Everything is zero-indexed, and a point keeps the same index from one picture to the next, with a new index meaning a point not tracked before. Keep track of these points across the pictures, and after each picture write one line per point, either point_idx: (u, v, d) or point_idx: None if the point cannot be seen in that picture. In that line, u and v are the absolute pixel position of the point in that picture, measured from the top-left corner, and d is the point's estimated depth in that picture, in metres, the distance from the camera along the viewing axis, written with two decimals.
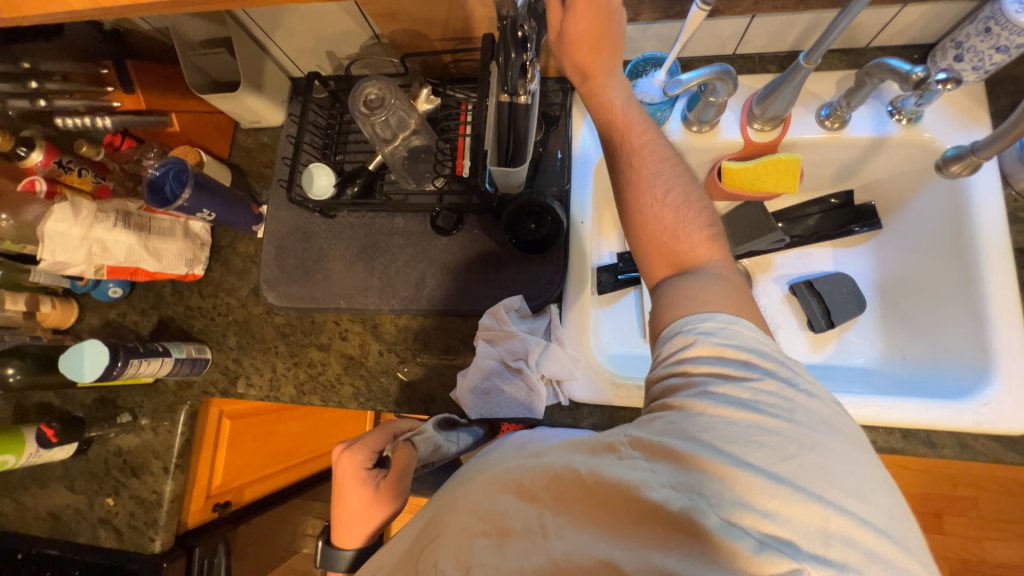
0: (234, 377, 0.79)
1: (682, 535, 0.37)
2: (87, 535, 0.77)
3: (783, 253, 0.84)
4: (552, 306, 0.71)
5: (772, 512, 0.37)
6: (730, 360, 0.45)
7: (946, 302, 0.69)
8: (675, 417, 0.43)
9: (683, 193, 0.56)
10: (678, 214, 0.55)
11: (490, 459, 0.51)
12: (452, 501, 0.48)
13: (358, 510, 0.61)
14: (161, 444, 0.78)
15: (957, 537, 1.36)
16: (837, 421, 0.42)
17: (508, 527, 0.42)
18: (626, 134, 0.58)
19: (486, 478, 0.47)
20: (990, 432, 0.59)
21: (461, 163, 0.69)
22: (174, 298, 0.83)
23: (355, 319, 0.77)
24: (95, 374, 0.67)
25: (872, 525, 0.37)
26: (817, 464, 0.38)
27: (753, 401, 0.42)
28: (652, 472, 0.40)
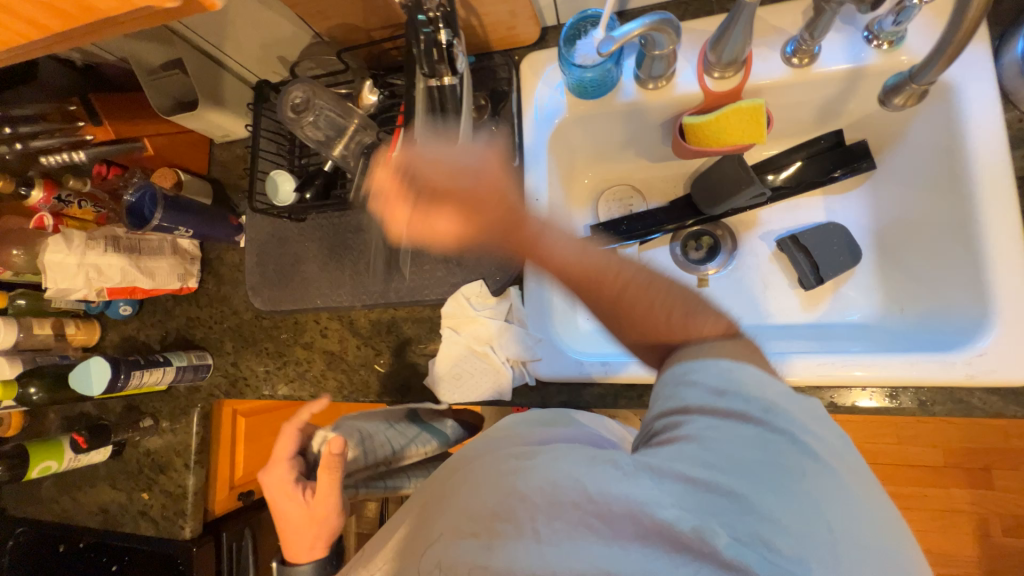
0: (234, 379, 0.85)
1: (687, 553, 0.39)
2: (130, 526, 0.87)
3: (769, 207, 0.79)
4: (512, 289, 0.70)
5: (782, 535, 0.38)
6: (732, 399, 0.45)
7: (952, 260, 0.61)
8: (681, 447, 0.44)
9: (647, 295, 0.51)
10: (655, 315, 0.51)
11: (483, 454, 0.54)
12: (443, 499, 0.50)
13: (303, 525, 0.63)
14: (181, 443, 0.86)
15: (1009, 492, 1.26)
16: (839, 448, 0.44)
17: (498, 528, 0.43)
18: (594, 278, 0.51)
19: (484, 478, 0.49)
20: (985, 384, 0.53)
21: (390, 154, 0.69)
22: (176, 310, 0.90)
23: (333, 317, 0.81)
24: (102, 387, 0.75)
25: (872, 547, 0.39)
26: (821, 489, 0.41)
27: (756, 433, 0.43)
28: (661, 492, 0.41)
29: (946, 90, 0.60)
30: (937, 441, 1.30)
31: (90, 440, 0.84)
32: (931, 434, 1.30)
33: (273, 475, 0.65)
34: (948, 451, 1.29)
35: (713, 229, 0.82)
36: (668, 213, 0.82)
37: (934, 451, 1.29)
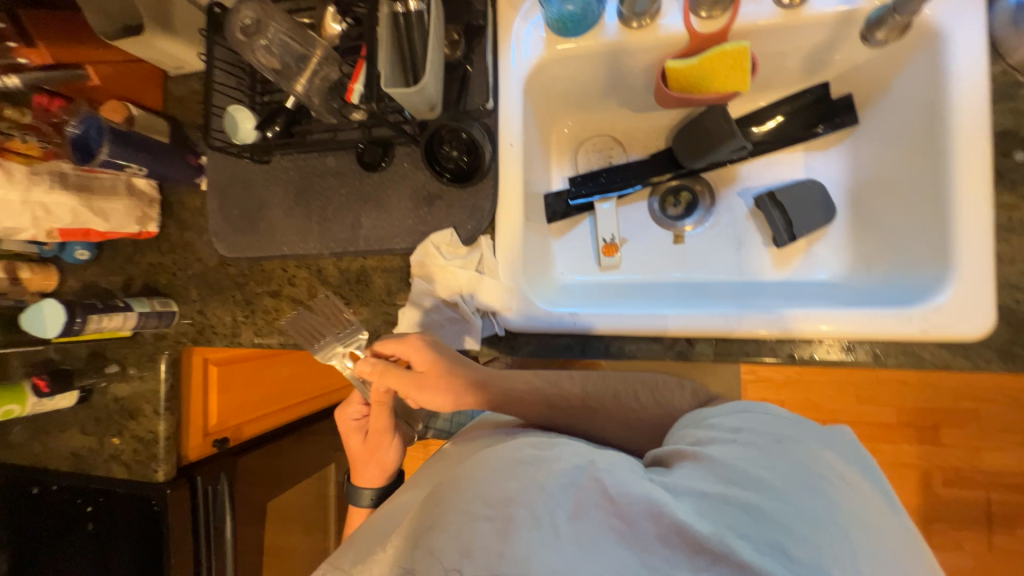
0: (200, 326, 0.83)
1: (706, 556, 0.42)
2: (103, 469, 0.88)
3: (749, 163, 0.78)
4: (483, 237, 0.68)
5: (794, 540, 0.43)
6: (744, 433, 0.53)
7: (920, 225, 0.61)
8: (696, 468, 0.50)
9: (613, 395, 0.68)
10: (624, 411, 0.66)
11: (486, 451, 0.57)
12: (451, 485, 0.53)
13: (369, 458, 0.84)
14: (150, 390, 0.86)
15: (954, 449, 1.34)
16: (841, 479, 0.49)
17: (515, 516, 0.45)
18: (571, 404, 0.67)
19: (494, 470, 0.51)
20: (939, 338, 0.54)
21: (353, 89, 0.63)
22: (137, 257, 0.86)
23: (301, 265, 0.78)
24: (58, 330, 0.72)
25: (876, 567, 0.43)
26: (828, 508, 0.46)
27: (767, 457, 0.50)
28: (681, 504, 0.45)
29: (932, 36, 0.58)
30: (893, 401, 1.37)
31: (52, 384, 0.82)
32: (888, 395, 1.37)
33: (344, 416, 0.86)
34: (902, 410, 1.36)
35: (692, 184, 0.81)
36: (645, 166, 0.81)
37: (889, 409, 1.37)
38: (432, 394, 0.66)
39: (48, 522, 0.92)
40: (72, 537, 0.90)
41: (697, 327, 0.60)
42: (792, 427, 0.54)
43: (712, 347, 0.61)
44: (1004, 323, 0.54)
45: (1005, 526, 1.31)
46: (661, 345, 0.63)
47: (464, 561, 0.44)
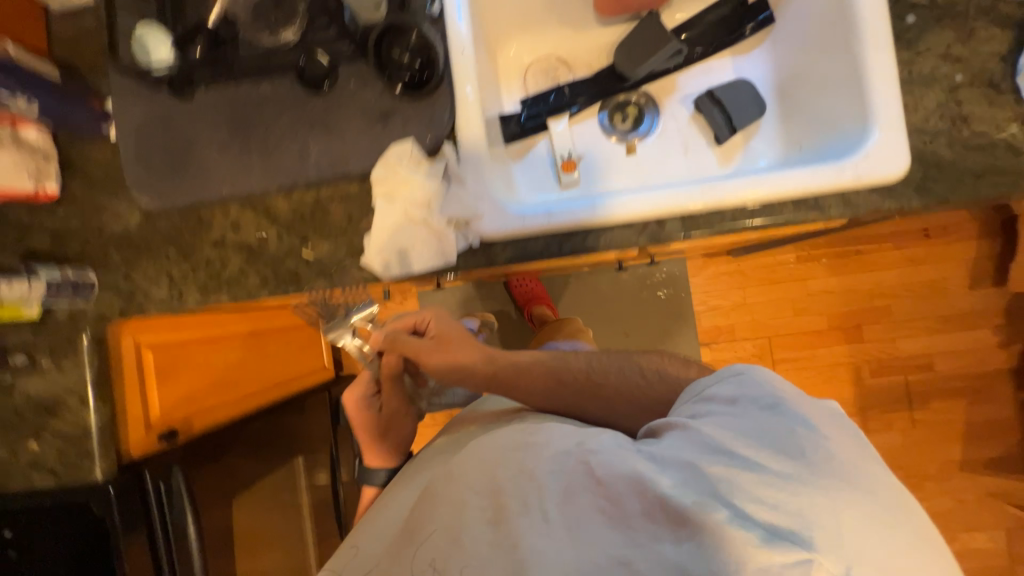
0: (130, 293, 0.73)
1: (686, 527, 0.44)
2: (20, 481, 0.74)
3: (686, 72, 0.83)
4: (445, 146, 0.66)
5: (773, 502, 0.43)
6: (738, 401, 0.53)
7: (839, 100, 0.68)
8: (684, 437, 0.51)
9: (615, 371, 0.70)
10: (627, 387, 0.68)
11: (484, 438, 0.64)
12: (447, 481, 0.60)
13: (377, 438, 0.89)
14: (71, 379, 0.74)
15: (875, 342, 1.53)
16: (838, 447, 0.47)
17: (503, 503, 0.53)
18: (574, 380, 0.71)
19: (484, 464, 0.58)
20: (869, 183, 0.61)
21: None
22: (35, 225, 0.73)
23: (245, 207, 0.71)
24: None
25: (872, 532, 0.41)
26: (817, 475, 0.44)
27: (755, 425, 0.49)
28: (662, 476, 0.48)
29: None
30: (821, 309, 1.54)
31: None
32: (816, 304, 1.54)
33: (351, 398, 0.90)
34: (829, 315, 1.54)
35: (633, 97, 0.85)
36: (591, 83, 0.83)
37: (818, 316, 1.54)
38: (441, 358, 0.79)
39: None
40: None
41: (665, 207, 0.63)
42: (793, 394, 0.52)
43: (681, 226, 0.64)
44: (919, 163, 0.61)
45: (922, 401, 1.51)
46: (633, 231, 0.65)
47: (460, 547, 0.53)
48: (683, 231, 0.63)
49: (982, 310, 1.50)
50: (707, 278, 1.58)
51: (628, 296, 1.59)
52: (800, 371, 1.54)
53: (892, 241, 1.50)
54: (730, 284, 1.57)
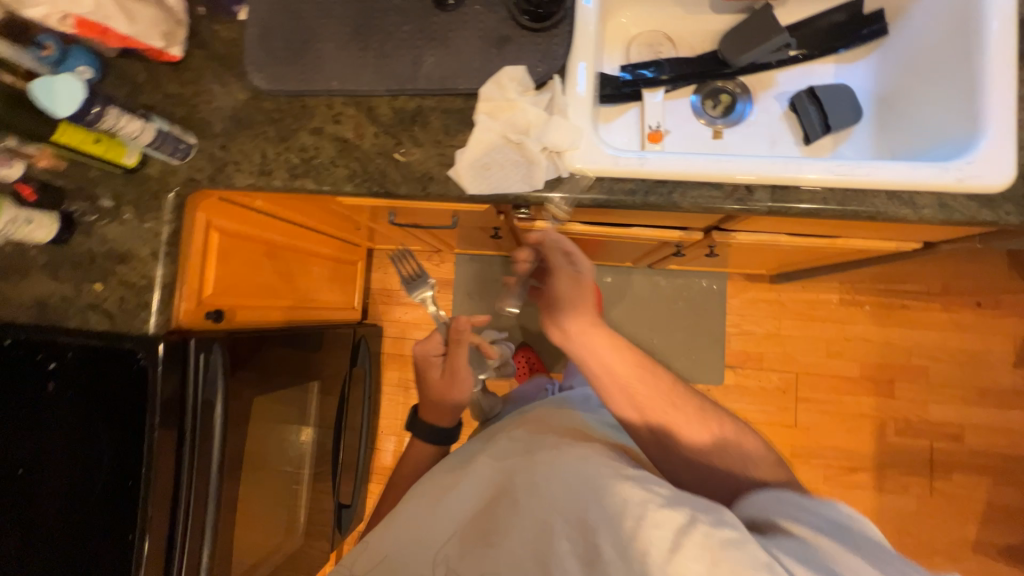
0: (221, 163, 0.76)
1: None
2: (77, 319, 0.77)
3: (786, 70, 0.85)
4: (556, 77, 0.69)
5: None
6: (853, 529, 0.51)
7: (944, 114, 0.69)
8: (803, 550, 0.49)
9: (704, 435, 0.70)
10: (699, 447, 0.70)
11: (578, 460, 0.63)
12: (536, 495, 0.62)
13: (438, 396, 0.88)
14: (148, 232, 0.77)
15: (905, 402, 1.49)
16: None
17: (600, 546, 0.55)
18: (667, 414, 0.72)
19: (584, 498, 0.59)
20: (970, 188, 0.61)
21: None
22: (151, 86, 0.77)
23: (349, 103, 0.74)
24: (68, 112, 0.61)
25: None
26: None
27: (880, 562, 0.47)
28: None
29: None
30: (855, 356, 1.51)
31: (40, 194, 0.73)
32: (850, 351, 1.52)
33: (422, 350, 0.91)
34: (863, 365, 1.51)
35: (727, 86, 0.86)
36: (694, 64, 0.85)
37: (851, 363, 1.51)
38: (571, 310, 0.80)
39: None
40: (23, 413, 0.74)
41: (759, 173, 0.64)
42: None
43: (769, 196, 0.65)
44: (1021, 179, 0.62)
45: (945, 471, 1.46)
46: (721, 193, 0.66)
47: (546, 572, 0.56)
48: (772, 200, 0.64)
49: (1020, 391, 1.46)
50: (743, 301, 1.56)
51: (660, 303, 1.58)
52: (821, 414, 1.51)
53: (940, 302, 1.50)
54: (766, 313, 1.55)
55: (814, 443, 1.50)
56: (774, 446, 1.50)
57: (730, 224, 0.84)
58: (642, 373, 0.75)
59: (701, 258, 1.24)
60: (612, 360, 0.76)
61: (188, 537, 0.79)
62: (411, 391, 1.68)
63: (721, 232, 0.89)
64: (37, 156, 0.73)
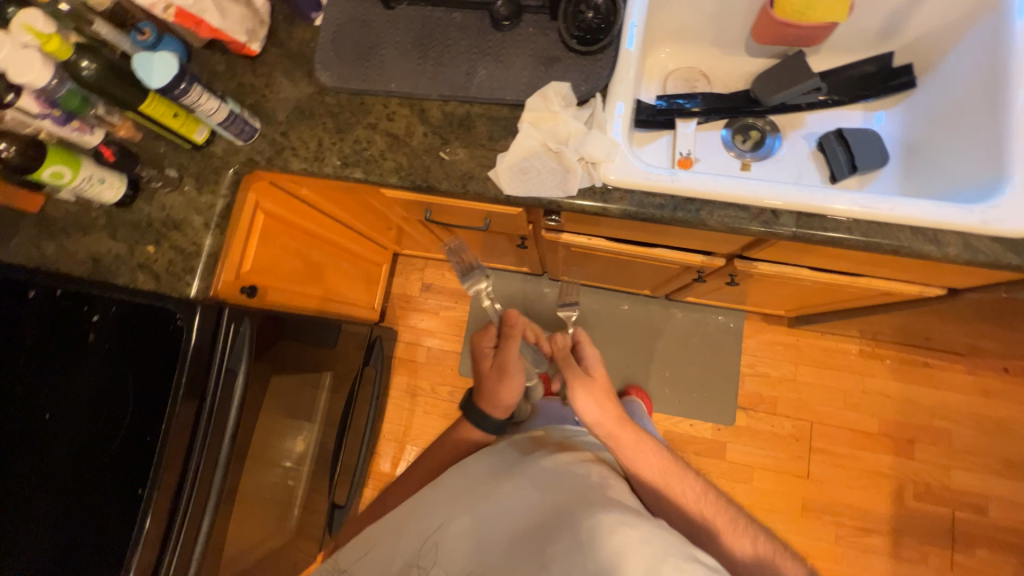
0: (279, 147, 0.82)
1: None
2: (126, 277, 0.83)
3: (816, 112, 0.89)
4: (598, 96, 0.74)
5: None
6: None
7: (971, 164, 0.71)
8: None
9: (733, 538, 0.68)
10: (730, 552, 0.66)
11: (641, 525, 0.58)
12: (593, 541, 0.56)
13: (487, 388, 0.88)
14: (204, 203, 0.84)
15: (926, 465, 1.43)
16: None
17: None
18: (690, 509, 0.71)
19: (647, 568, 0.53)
20: (994, 231, 0.62)
21: None
22: (228, 75, 0.85)
23: (404, 104, 0.80)
24: (160, 84, 0.68)
25: None
26: None
27: None
28: None
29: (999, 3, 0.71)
30: (874, 410, 1.47)
31: (117, 156, 0.79)
32: (869, 404, 1.48)
33: (478, 342, 0.91)
34: (881, 421, 1.46)
35: (759, 123, 0.90)
36: (727, 100, 0.90)
37: (869, 417, 1.47)
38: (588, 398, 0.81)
39: (24, 331, 0.80)
40: (63, 358, 0.79)
41: (785, 199, 0.67)
42: None
43: (794, 222, 0.68)
44: None
45: (967, 545, 1.38)
46: (747, 215, 0.69)
47: None
48: (796, 226, 0.67)
49: None
50: (760, 342, 1.55)
51: (675, 335, 1.58)
52: (835, 468, 1.45)
53: (964, 364, 1.46)
54: (783, 356, 1.53)
55: (826, 497, 1.44)
56: (783, 496, 1.45)
57: (751, 252, 0.87)
58: (663, 462, 0.75)
59: (720, 291, 1.26)
60: (632, 445, 0.75)
61: (191, 503, 0.79)
62: (417, 398, 1.68)
63: (743, 260, 0.92)
64: (116, 126, 0.81)
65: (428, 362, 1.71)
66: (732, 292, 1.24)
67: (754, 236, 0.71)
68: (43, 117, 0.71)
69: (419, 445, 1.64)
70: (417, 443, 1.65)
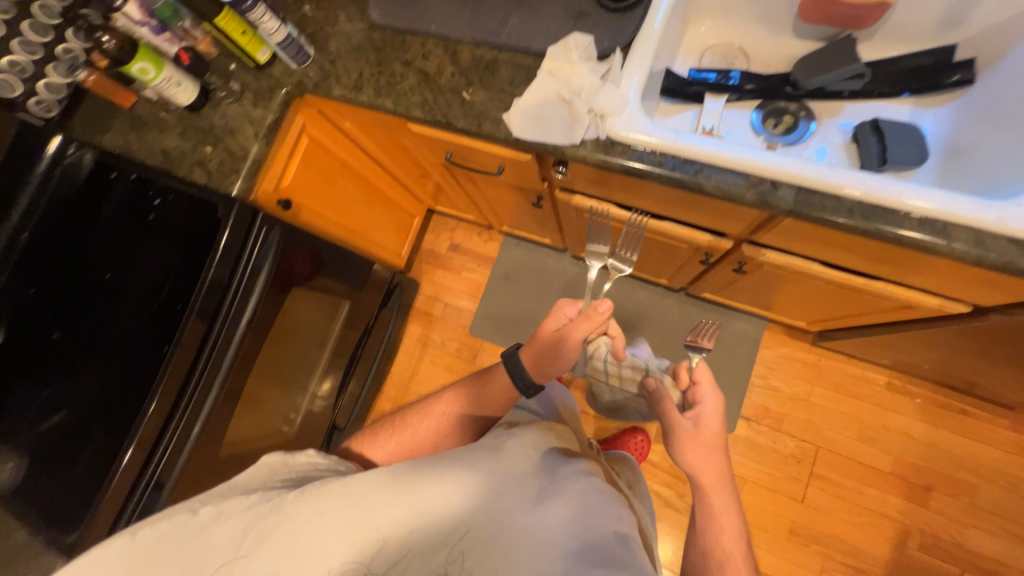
0: (327, 74, 0.91)
1: None
2: (185, 171, 0.96)
3: (857, 103, 0.85)
4: (617, 52, 0.76)
5: None
6: None
7: None
8: None
9: None
10: None
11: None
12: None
13: (541, 346, 0.87)
14: (257, 116, 0.95)
15: (940, 517, 1.31)
16: None
17: None
18: None
19: None
20: (1011, 230, 0.59)
21: None
22: (295, 6, 0.96)
23: (439, 46, 0.86)
24: None
25: None
26: None
27: None
28: None
29: None
30: (891, 448, 1.37)
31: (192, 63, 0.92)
32: (887, 441, 1.37)
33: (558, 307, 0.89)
34: (898, 461, 1.36)
35: (795, 109, 0.87)
36: (763, 77, 0.87)
37: (884, 454, 1.37)
38: (694, 447, 0.78)
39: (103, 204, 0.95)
40: (128, 230, 0.93)
41: (784, 170, 0.66)
42: None
43: (793, 195, 0.66)
44: None
45: None
46: (745, 183, 0.68)
47: None
48: (792, 200, 0.66)
49: None
50: (777, 355, 1.48)
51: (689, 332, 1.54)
52: (834, 499, 1.37)
53: (1008, 420, 1.33)
54: (799, 373, 1.46)
55: (818, 526, 1.36)
56: (773, 515, 1.38)
57: (758, 236, 0.85)
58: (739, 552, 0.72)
59: (736, 288, 1.22)
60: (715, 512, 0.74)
61: (204, 370, 0.91)
62: (427, 348, 1.77)
63: (752, 246, 0.90)
64: (197, 41, 0.94)
65: (442, 317, 1.79)
66: (749, 290, 1.20)
67: (752, 208, 0.71)
68: (142, 24, 0.85)
69: (422, 392, 1.73)
70: (419, 390, 1.74)
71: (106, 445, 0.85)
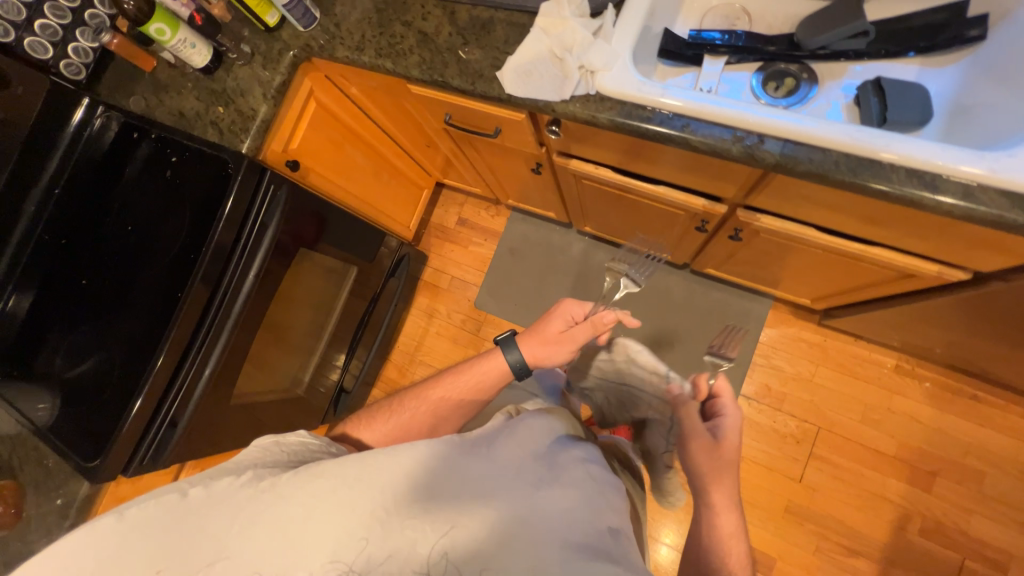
0: (332, 36, 0.94)
1: None
2: (200, 130, 1.01)
3: (861, 63, 0.83)
4: (610, 8, 0.76)
5: None
6: None
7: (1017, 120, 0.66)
8: None
9: None
10: None
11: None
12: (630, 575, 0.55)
13: (544, 344, 0.83)
14: (266, 78, 0.99)
15: (944, 503, 1.28)
16: None
17: None
18: None
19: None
20: (1000, 182, 0.58)
21: None
22: None
23: (438, 6, 0.88)
24: None
25: None
26: None
27: None
28: None
29: None
30: (896, 432, 1.34)
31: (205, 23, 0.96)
32: (893, 424, 1.35)
33: (566, 305, 0.85)
34: (902, 444, 1.33)
35: (797, 71, 0.85)
36: (766, 36, 0.85)
37: (888, 437, 1.34)
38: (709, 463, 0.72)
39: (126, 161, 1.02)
40: (147, 186, 0.99)
41: (770, 122, 0.65)
42: None
43: (780, 148, 0.66)
44: None
45: None
46: (731, 137, 0.68)
47: None
48: (777, 154, 0.66)
49: None
50: (782, 334, 1.46)
51: (692, 309, 1.53)
52: (833, 480, 1.35)
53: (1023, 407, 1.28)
54: (803, 353, 1.44)
55: (816, 506, 1.35)
56: (769, 493, 1.38)
57: (752, 198, 0.84)
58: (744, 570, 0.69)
59: (737, 262, 1.21)
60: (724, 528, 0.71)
61: (213, 322, 0.96)
62: (433, 319, 1.82)
63: (746, 211, 0.89)
64: (211, 5, 0.99)
65: (449, 289, 1.83)
66: (750, 264, 1.19)
67: (739, 163, 0.71)
68: None
69: (427, 361, 1.78)
70: (425, 359, 1.78)
71: (126, 383, 0.91)
